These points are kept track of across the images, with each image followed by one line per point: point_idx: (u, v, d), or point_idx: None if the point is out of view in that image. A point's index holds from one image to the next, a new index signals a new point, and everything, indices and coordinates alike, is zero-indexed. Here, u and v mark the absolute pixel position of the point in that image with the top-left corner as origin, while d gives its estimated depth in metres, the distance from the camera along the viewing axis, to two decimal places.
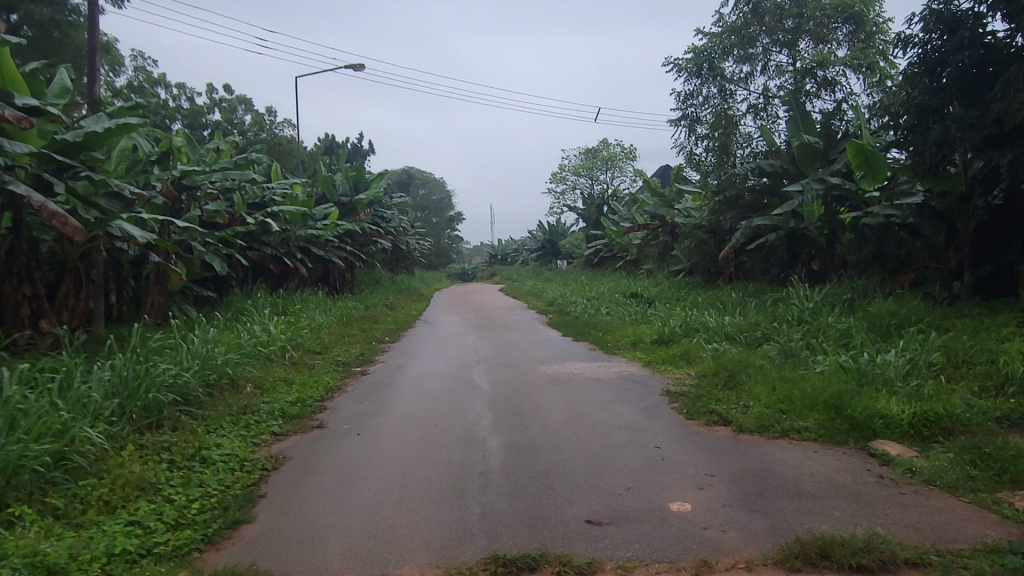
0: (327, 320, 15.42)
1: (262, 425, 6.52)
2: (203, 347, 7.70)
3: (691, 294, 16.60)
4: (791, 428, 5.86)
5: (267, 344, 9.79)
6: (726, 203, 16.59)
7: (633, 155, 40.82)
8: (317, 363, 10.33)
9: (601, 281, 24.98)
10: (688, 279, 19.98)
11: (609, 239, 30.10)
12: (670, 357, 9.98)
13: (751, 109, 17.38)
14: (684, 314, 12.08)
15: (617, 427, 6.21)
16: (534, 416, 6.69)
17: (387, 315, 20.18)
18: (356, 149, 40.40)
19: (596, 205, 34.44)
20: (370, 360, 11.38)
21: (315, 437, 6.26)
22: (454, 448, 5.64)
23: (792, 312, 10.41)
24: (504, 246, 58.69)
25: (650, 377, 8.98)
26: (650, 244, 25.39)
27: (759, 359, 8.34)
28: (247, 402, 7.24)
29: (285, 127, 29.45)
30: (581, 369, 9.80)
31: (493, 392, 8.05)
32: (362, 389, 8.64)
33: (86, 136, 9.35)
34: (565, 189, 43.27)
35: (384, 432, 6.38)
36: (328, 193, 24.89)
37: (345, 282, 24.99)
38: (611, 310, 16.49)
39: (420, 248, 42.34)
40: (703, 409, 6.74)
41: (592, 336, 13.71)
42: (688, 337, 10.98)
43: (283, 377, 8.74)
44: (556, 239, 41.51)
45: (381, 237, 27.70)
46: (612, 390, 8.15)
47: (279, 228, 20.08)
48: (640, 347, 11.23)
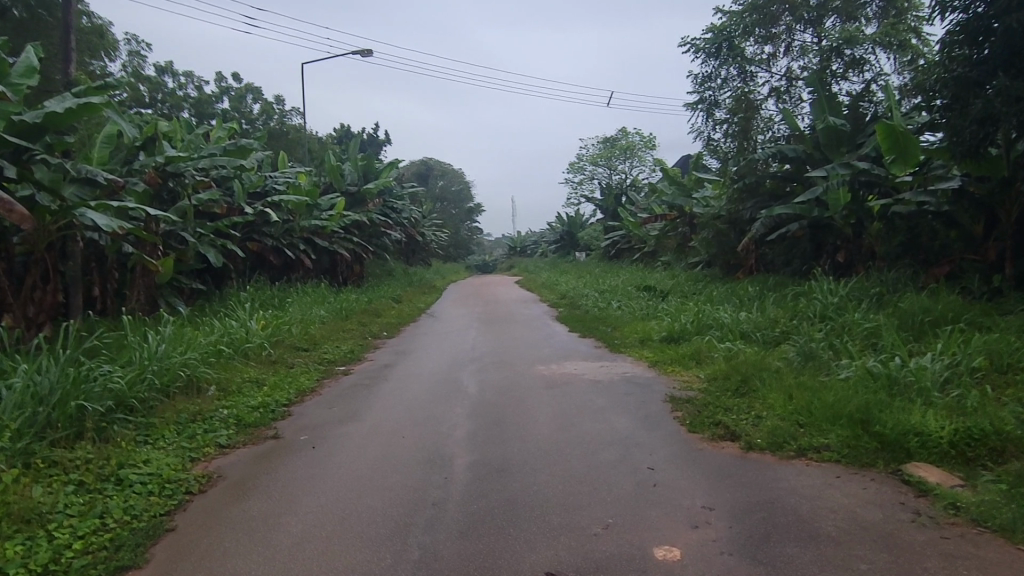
0: (324, 314, 14.75)
1: (208, 436, 5.82)
2: (157, 346, 7.02)
3: (707, 288, 15.67)
4: (809, 445, 5.03)
5: (242, 342, 9.11)
6: (746, 190, 15.61)
7: (653, 143, 39.75)
8: (298, 361, 9.63)
9: (617, 274, 24.12)
10: (706, 272, 19.04)
11: (626, 231, 29.18)
12: (679, 356, 9.12)
13: (773, 91, 16.29)
14: (696, 310, 11.20)
15: (607, 442, 5.41)
16: (515, 427, 5.92)
17: (392, 308, 19.51)
18: (370, 139, 39.73)
19: (614, 195, 33.47)
20: (359, 358, 10.67)
21: (265, 450, 5.54)
22: (415, 467, 4.89)
23: (813, 308, 9.51)
24: (524, 238, 57.88)
25: (653, 380, 8.15)
26: (668, 236, 24.42)
27: (776, 361, 7.47)
28: (201, 407, 6.54)
29: (294, 116, 28.87)
30: (580, 370, 8.98)
31: (478, 398, 7.25)
32: (338, 392, 7.91)
33: (46, 116, 8.74)
34: (583, 178, 42.31)
35: (344, 446, 5.64)
36: (336, 183, 24.25)
37: (352, 275, 24.38)
38: (621, 304, 15.63)
39: (436, 240, 41.72)
40: (709, 421, 5.90)
41: (599, 332, 12.90)
42: (700, 334, 10.12)
43: (253, 378, 8.04)
44: (575, 230, 40.65)
45: (392, 229, 27.00)
46: (609, 395, 7.34)
47: (281, 218, 19.43)
48: (647, 346, 10.38)
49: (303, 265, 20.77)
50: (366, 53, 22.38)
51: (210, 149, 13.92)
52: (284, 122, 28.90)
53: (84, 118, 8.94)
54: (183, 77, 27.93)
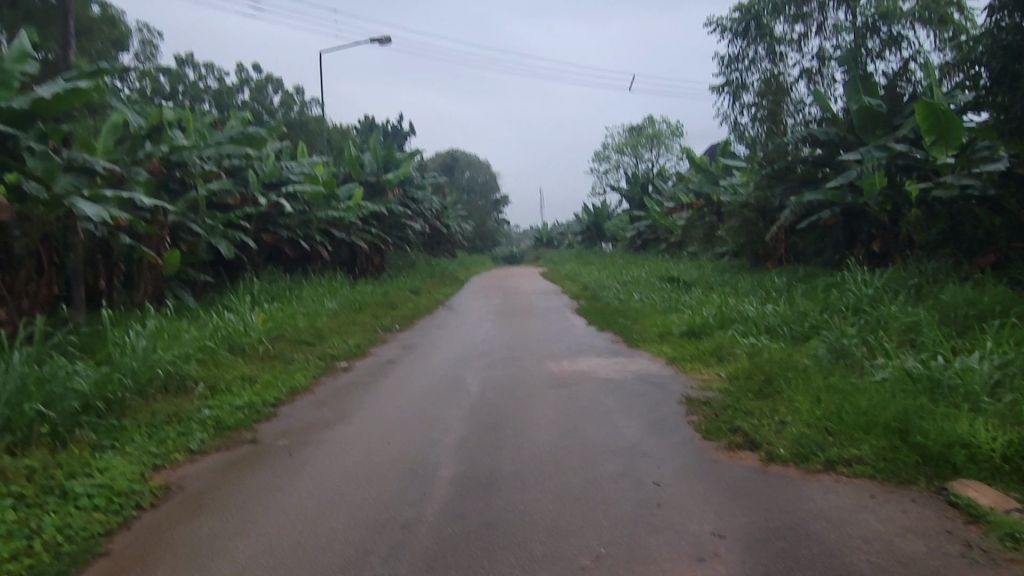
0: (335, 307, 14.37)
1: (180, 440, 5.40)
2: (138, 342, 6.64)
3: (734, 279, 14.98)
4: (838, 456, 4.45)
5: (237, 337, 8.70)
6: (775, 176, 14.84)
7: (680, 131, 38.78)
8: (297, 357, 9.22)
9: (641, 265, 23.42)
10: (733, 262, 18.29)
11: (652, 220, 28.42)
12: (699, 352, 8.51)
13: (805, 72, 15.45)
14: (720, 301, 10.57)
15: (611, 451, 4.87)
16: (512, 433, 5.41)
17: (410, 300, 19.10)
18: (394, 129, 39.35)
19: (640, 184, 32.68)
20: (363, 353, 10.23)
21: (238, 457, 5.10)
22: (395, 478, 4.42)
23: (846, 300, 8.82)
24: (550, 229, 57.19)
25: (670, 377, 7.58)
26: (695, 225, 23.64)
27: (804, 359, 6.84)
28: (180, 407, 6.14)
29: (314, 106, 28.55)
30: (593, 366, 8.44)
31: (479, 399, 6.74)
32: (332, 391, 7.47)
33: (34, 102, 8.41)
34: (609, 168, 41.50)
35: (325, 452, 5.18)
36: (355, 173, 23.84)
37: (372, 267, 24.03)
38: (643, 296, 15.01)
39: (461, 231, 41.30)
40: (727, 427, 5.32)
41: (618, 325, 12.30)
42: (723, 329, 9.48)
43: (244, 376, 7.64)
44: (601, 221, 39.92)
45: (413, 220, 26.58)
46: (621, 394, 6.79)
47: (297, 209, 19.07)
48: (666, 340, 9.78)
49: (321, 256, 20.46)
50: (383, 41, 21.93)
51: (216, 137, 13.56)
52: (304, 112, 28.62)
53: (74, 103, 8.59)
54: (203, 68, 27.75)
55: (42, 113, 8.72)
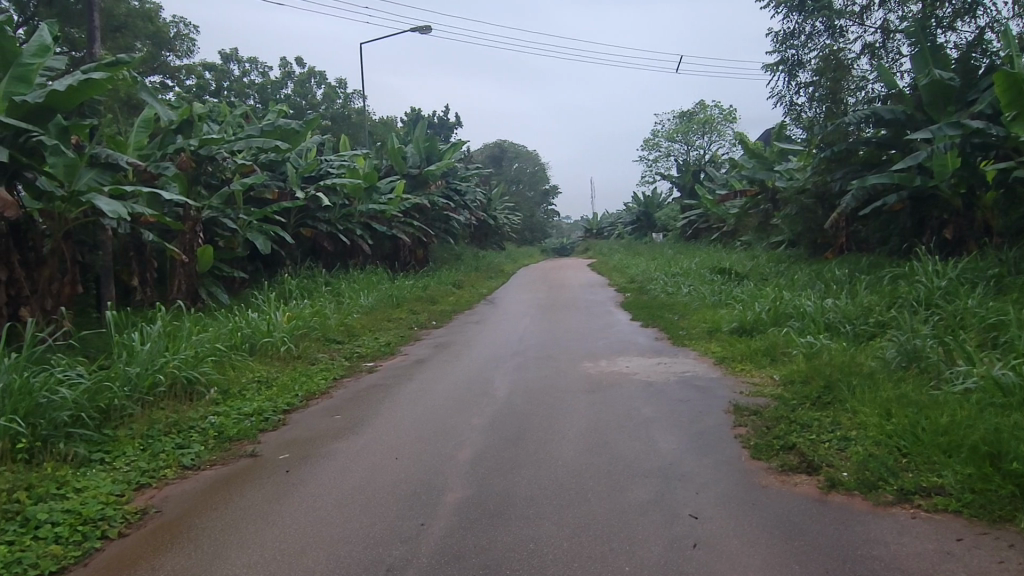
0: (371, 302, 14.00)
1: (174, 454, 4.97)
2: (146, 346, 6.30)
3: (790, 270, 14.03)
4: (915, 485, 3.73)
5: (259, 338, 8.34)
6: (835, 159, 13.84)
7: (733, 116, 37.38)
8: (322, 356, 8.82)
9: (692, 255, 22.48)
10: (790, 252, 17.28)
11: (704, 209, 27.36)
12: (751, 352, 7.77)
13: (868, 47, 14.31)
14: (775, 295, 9.76)
15: (643, 473, 4.25)
16: (534, 448, 4.82)
17: (451, 294, 18.65)
18: (440, 121, 39.04)
19: (691, 172, 31.56)
20: (393, 352, 9.78)
21: (231, 473, 4.65)
22: (393, 503, 3.88)
23: (916, 294, 7.95)
24: (600, 219, 56.19)
25: (716, 380, 6.87)
26: (750, 213, 22.55)
27: (869, 362, 6.07)
28: (183, 415, 5.76)
29: (357, 99, 28.42)
30: (633, 367, 7.78)
31: (504, 405, 6.18)
32: (351, 395, 7.01)
33: (48, 95, 8.20)
34: (659, 155, 40.37)
35: (326, 467, 4.69)
36: (397, 165, 23.50)
37: (415, 260, 23.68)
38: (692, 289, 14.20)
39: (508, 223, 40.81)
40: (780, 443, 4.64)
41: (664, 320, 11.56)
42: (777, 326, 8.70)
43: (259, 380, 7.24)
44: (652, 210, 38.86)
45: (457, 212, 26.12)
46: (662, 400, 6.14)
47: (337, 202, 18.77)
48: (715, 338, 9.03)
49: (362, 250, 20.20)
50: (424, 30, 21.47)
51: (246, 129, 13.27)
52: (347, 105, 28.53)
53: (87, 96, 8.34)
54: (248, 64, 27.89)
55: (59, 108, 8.52)
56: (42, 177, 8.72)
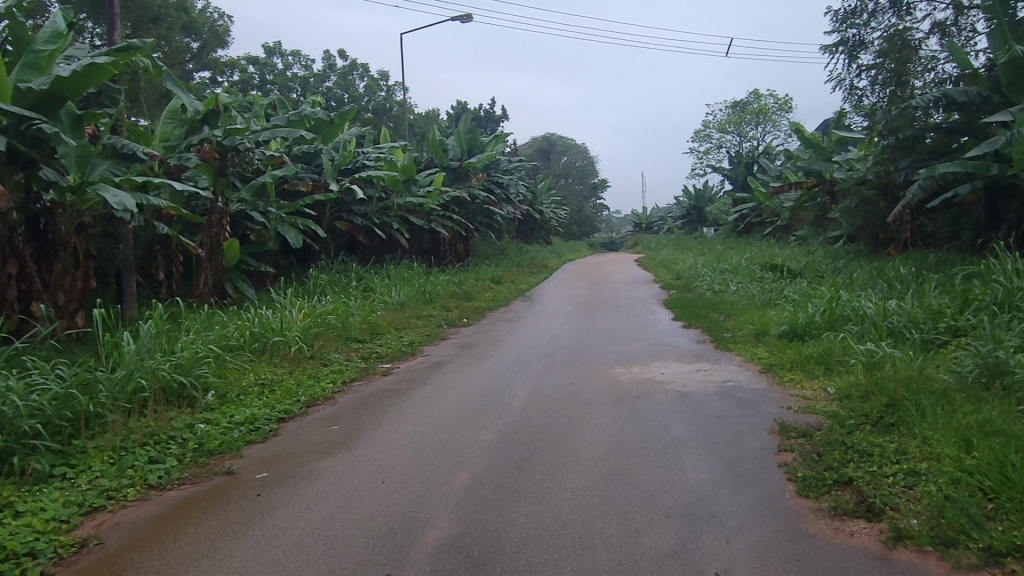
0: (402, 298, 13.52)
1: (142, 470, 4.48)
2: (135, 348, 5.88)
3: (849, 268, 12.98)
4: (1006, 543, 2.96)
5: (269, 338, 7.88)
6: (899, 147, 12.74)
7: (789, 106, 35.81)
8: (337, 356, 8.32)
9: (743, 250, 21.40)
10: (848, 247, 16.14)
11: (757, 202, 26.13)
12: (802, 359, 6.94)
13: (939, 25, 13.11)
14: (831, 294, 8.86)
15: (665, 512, 3.56)
16: (541, 474, 4.17)
17: (488, 290, 18.07)
18: (486, 114, 38.52)
19: (744, 164, 30.29)
20: (414, 352, 9.22)
21: (198, 495, 4.13)
22: (362, 547, 3.29)
23: (996, 296, 6.99)
24: (650, 214, 54.90)
25: (761, 392, 6.10)
26: (805, 207, 21.37)
27: (942, 377, 5.22)
28: (167, 422, 5.28)
29: (399, 91, 28.18)
30: (668, 373, 7.04)
31: (519, 417, 5.55)
32: (358, 401, 6.47)
33: (55, 82, 7.92)
34: (710, 147, 39.05)
35: (305, 489, 4.15)
36: (437, 157, 23.03)
37: (455, 255, 23.18)
38: (741, 286, 13.29)
39: (555, 218, 40.05)
40: (834, 476, 3.89)
41: (709, 321, 10.72)
42: (832, 329, 7.82)
43: (262, 384, 6.76)
44: (703, 204, 37.59)
45: (499, 206, 25.48)
46: (696, 415, 5.43)
47: (373, 195, 18.35)
48: (762, 342, 8.21)
49: (400, 245, 19.79)
50: (465, 18, 20.88)
51: (273, 120, 12.93)
52: (389, 97, 28.31)
53: (93, 82, 8.03)
54: (291, 57, 27.89)
55: (69, 95, 8.22)
56: (48, 169, 8.33)
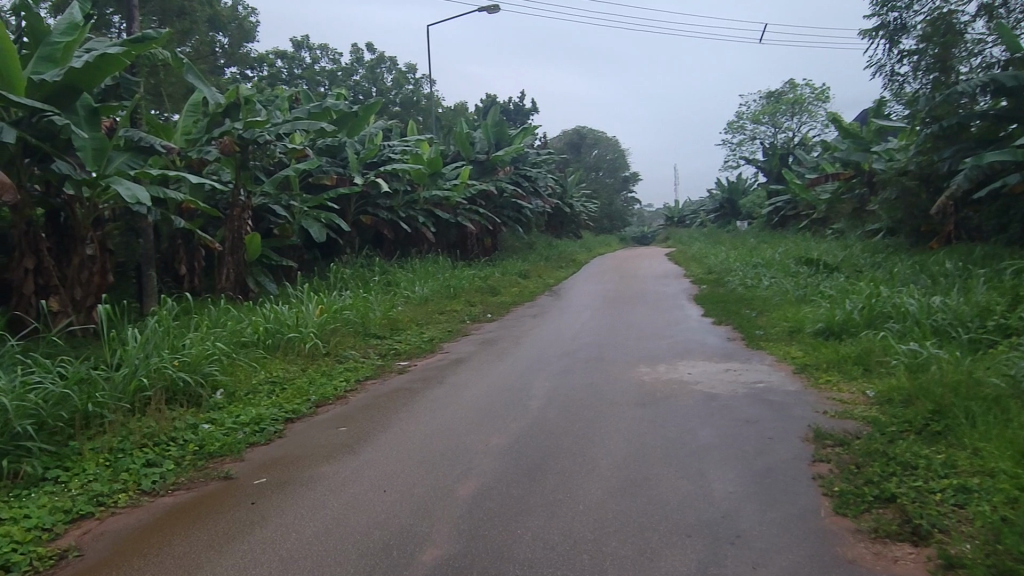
0: (425, 293, 13.30)
1: (137, 473, 4.28)
2: (140, 346, 5.72)
3: (889, 262, 12.42)
4: None
5: (283, 335, 7.70)
6: (942, 136, 12.14)
7: (826, 96, 34.84)
8: (353, 353, 8.11)
9: (778, 244, 20.78)
10: (888, 240, 15.51)
11: (792, 195, 25.41)
12: (840, 359, 6.53)
13: (986, 6, 12.46)
14: (870, 290, 8.40)
15: (686, 530, 3.25)
16: (553, 484, 3.87)
17: (515, 285, 17.78)
18: (516, 107, 38.16)
19: (779, 155, 29.52)
20: (433, 349, 8.98)
21: (191, 502, 3.93)
22: (352, 565, 3.04)
23: None
24: (682, 207, 54.06)
25: (794, 395, 5.72)
26: (843, 198, 20.66)
27: (995, 381, 4.81)
28: (169, 422, 5.10)
29: (426, 84, 28.02)
30: (695, 374, 6.68)
31: (535, 420, 5.26)
32: (370, 400, 6.24)
33: (68, 73, 7.78)
34: (744, 139, 38.22)
35: (303, 496, 3.92)
36: (464, 150, 22.78)
37: (482, 249, 22.94)
38: (774, 281, 12.80)
39: (585, 211, 39.59)
40: (875, 492, 3.54)
41: (740, 317, 10.29)
42: (872, 327, 7.38)
43: (273, 382, 6.57)
44: (736, 197, 36.81)
45: (527, 199, 25.14)
46: (724, 420, 5.08)
47: (399, 188, 18.16)
48: (796, 340, 7.79)
49: (426, 239, 19.60)
50: (491, 8, 20.56)
51: (294, 112, 12.69)
52: (416, 90, 28.15)
53: (107, 73, 7.88)
54: (319, 50, 27.90)
55: (85, 87, 8.14)
56: (62, 162, 8.21)
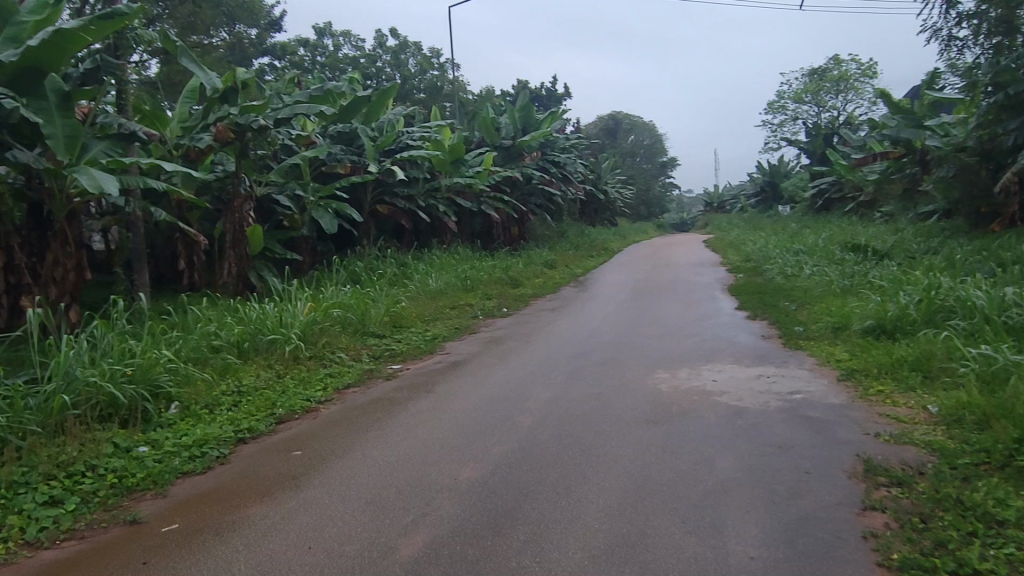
0: (438, 286, 12.52)
1: (28, 516, 3.54)
2: (74, 357, 5.00)
3: (946, 248, 11.20)
4: None
5: (259, 340, 6.97)
6: (1007, 105, 10.84)
7: (874, 71, 32.97)
8: (342, 356, 7.34)
9: (821, 229, 19.47)
10: (944, 223, 14.20)
11: (838, 176, 23.92)
12: (894, 365, 5.52)
13: None
14: (928, 280, 7.30)
15: None
16: (522, 543, 3.03)
17: (539, 276, 16.88)
18: (548, 92, 37.08)
19: (823, 136, 27.94)
20: (433, 349, 8.15)
21: (75, 558, 3.18)
22: None
23: None
24: (722, 192, 52.32)
25: (838, 410, 4.75)
26: (893, 179, 19.25)
27: None
28: (93, 446, 4.35)
29: (451, 69, 27.20)
30: (720, 382, 5.74)
31: (523, 441, 4.40)
32: (343, 414, 5.44)
33: (25, 52, 7.18)
34: (785, 119, 36.55)
35: (210, 552, 3.13)
36: (489, 135, 21.86)
37: (509, 238, 22.02)
38: (817, 270, 11.67)
39: (621, 197, 38.38)
40: (950, 567, 2.62)
41: (777, 311, 9.26)
42: (931, 325, 6.33)
43: (238, 393, 5.81)
44: (778, 180, 35.14)
45: (556, 186, 24.12)
46: (750, 444, 4.16)
47: (418, 176, 17.33)
48: (841, 339, 6.76)
49: (448, 229, 18.80)
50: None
51: (294, 95, 11.83)
52: (441, 76, 27.35)
53: (68, 50, 7.27)
54: (340, 37, 27.35)
55: (47, 66, 7.53)
56: (18, 150, 7.55)
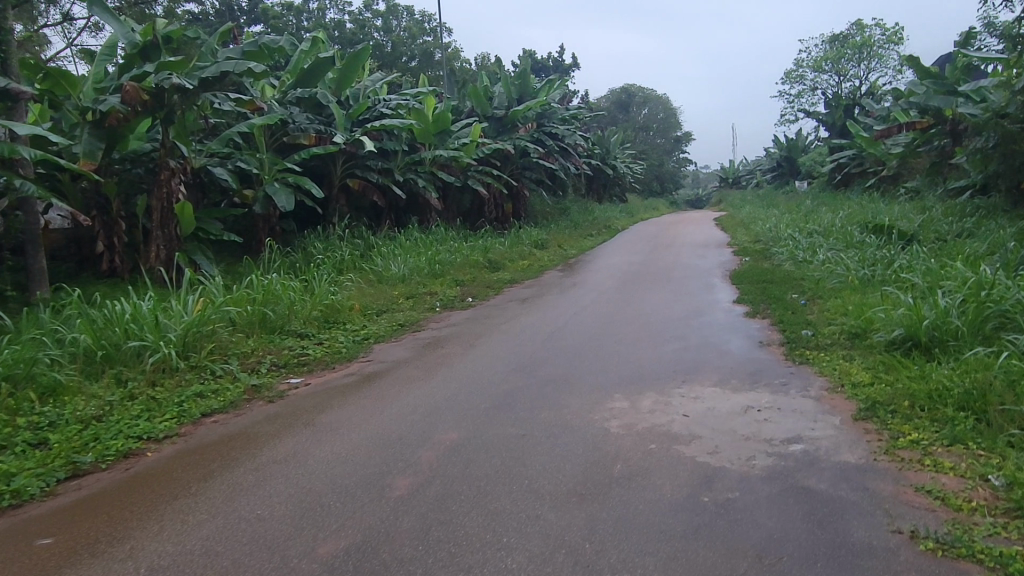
0: (399, 272, 11.04)
1: None
2: None
3: (984, 230, 9.55)
4: None
5: (116, 348, 5.51)
6: None
7: (899, 37, 30.75)
8: (232, 366, 5.85)
9: (839, 207, 17.74)
10: (977, 201, 12.49)
11: (858, 150, 22.08)
12: (931, 400, 3.99)
13: None
14: (975, 273, 5.71)
15: None
16: None
17: (524, 258, 15.35)
18: (555, 62, 35.25)
19: (843, 107, 25.88)
20: (355, 355, 6.65)
21: None
22: None
23: None
24: (737, 167, 50.15)
25: (855, 479, 3.23)
26: (919, 152, 17.43)
27: None
28: None
29: (443, 34, 25.47)
30: (695, 419, 4.18)
31: (371, 534, 2.89)
32: (167, 463, 3.94)
33: None
34: (803, 90, 34.47)
35: None
36: (480, 104, 20.13)
37: (500, 215, 20.40)
38: (832, 255, 10.01)
39: (630, 173, 36.57)
40: None
41: (783, 306, 7.67)
42: (979, 339, 4.75)
43: (47, 427, 4.37)
44: (795, 154, 33.04)
45: (553, 160, 22.36)
46: (711, 549, 2.66)
47: (395, 146, 15.61)
48: (860, 354, 5.20)
49: (430, 205, 17.14)
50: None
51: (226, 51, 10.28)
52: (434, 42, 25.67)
53: None
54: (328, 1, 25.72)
55: None
56: None
